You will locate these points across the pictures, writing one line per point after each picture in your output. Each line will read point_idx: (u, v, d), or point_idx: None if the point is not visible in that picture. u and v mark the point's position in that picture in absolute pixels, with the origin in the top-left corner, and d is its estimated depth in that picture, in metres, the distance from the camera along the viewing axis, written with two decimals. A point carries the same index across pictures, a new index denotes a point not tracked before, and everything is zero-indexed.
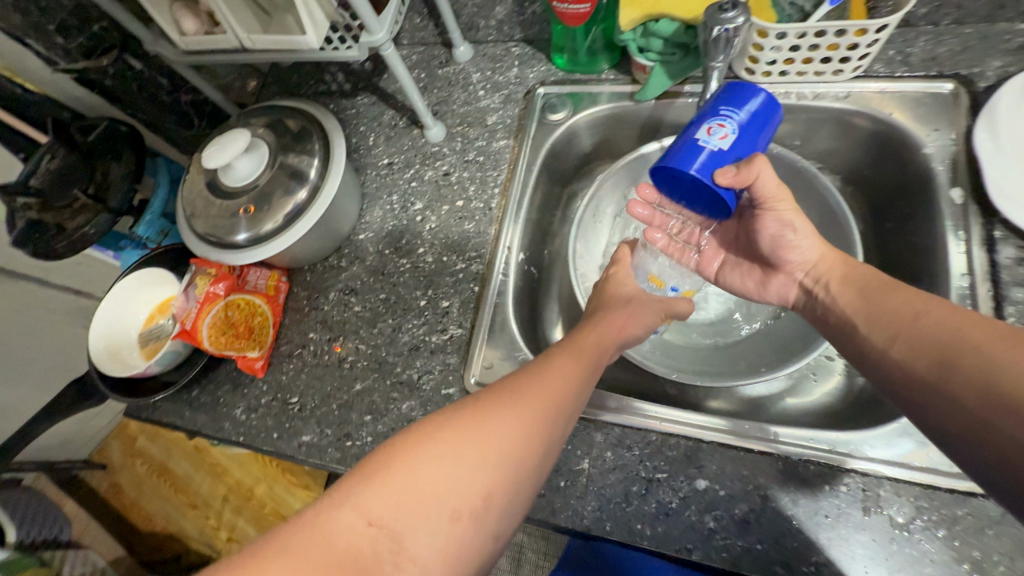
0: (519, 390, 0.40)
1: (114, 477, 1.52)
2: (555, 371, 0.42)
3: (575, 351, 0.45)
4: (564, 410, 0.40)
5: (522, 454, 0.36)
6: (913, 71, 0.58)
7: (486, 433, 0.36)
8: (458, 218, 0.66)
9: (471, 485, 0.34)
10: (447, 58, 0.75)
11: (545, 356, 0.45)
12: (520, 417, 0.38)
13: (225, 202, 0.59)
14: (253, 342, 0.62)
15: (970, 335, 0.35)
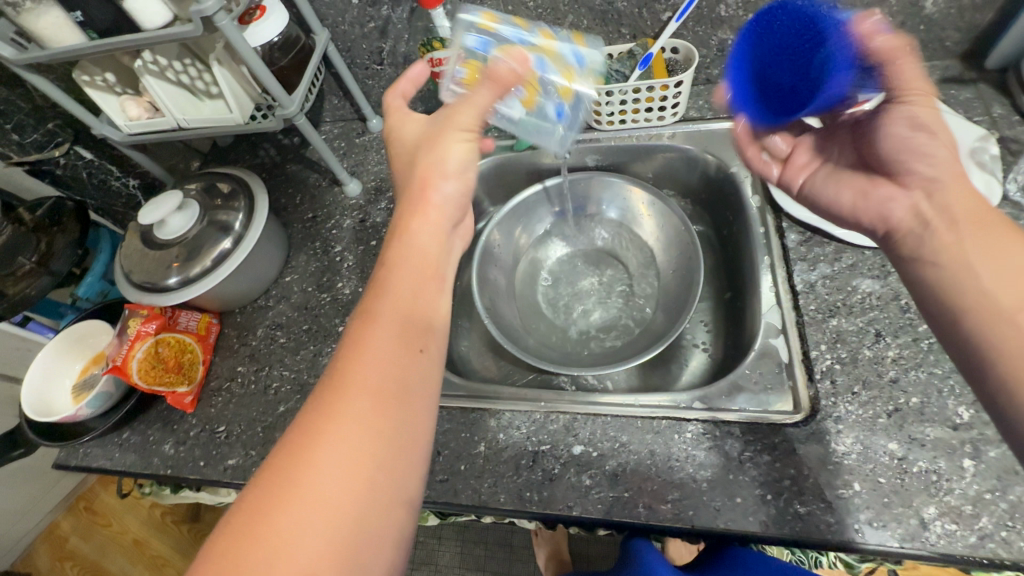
0: (346, 400, 0.37)
1: None
2: (378, 351, 0.40)
3: (395, 304, 0.43)
4: (400, 385, 0.39)
5: (374, 448, 0.36)
6: (717, 114, 0.75)
7: (328, 454, 0.35)
8: (373, 254, 0.77)
9: (334, 519, 0.33)
10: (363, 129, 0.90)
11: (357, 335, 0.41)
12: (360, 416, 0.37)
13: (160, 253, 0.67)
14: (182, 378, 0.68)
15: None
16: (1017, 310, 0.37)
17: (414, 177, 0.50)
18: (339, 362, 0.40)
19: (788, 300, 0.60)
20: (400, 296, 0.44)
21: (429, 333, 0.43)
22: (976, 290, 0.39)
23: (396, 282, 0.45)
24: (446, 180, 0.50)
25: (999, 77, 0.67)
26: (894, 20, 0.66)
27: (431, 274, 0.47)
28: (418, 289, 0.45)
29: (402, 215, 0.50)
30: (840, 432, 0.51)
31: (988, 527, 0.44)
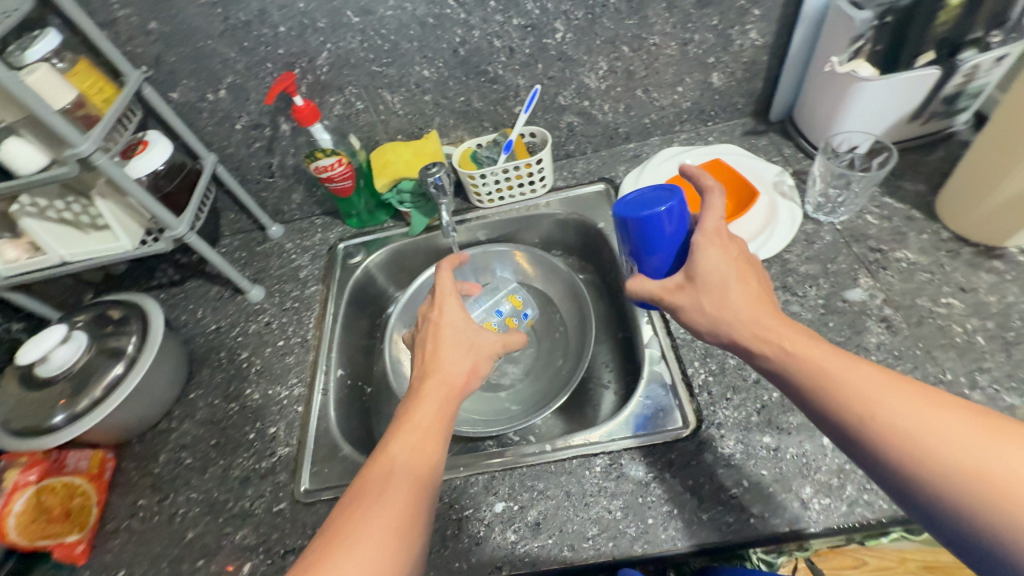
0: (353, 545, 0.40)
1: None
2: (394, 498, 0.43)
3: (409, 445, 0.47)
4: (412, 546, 0.42)
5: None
6: (579, 182, 0.87)
7: (341, 575, 0.38)
8: (281, 355, 0.77)
9: None
10: (263, 237, 0.93)
11: (392, 458, 0.47)
12: (376, 539, 0.41)
13: (43, 392, 0.64)
14: (71, 525, 0.63)
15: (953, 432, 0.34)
16: (906, 408, 0.37)
17: (441, 327, 0.58)
18: (362, 486, 0.44)
19: (662, 329, 0.67)
20: (418, 440, 0.48)
21: (436, 484, 0.46)
22: (850, 376, 0.39)
23: (419, 412, 0.50)
24: (468, 330, 0.59)
25: (782, 126, 0.85)
26: (694, 94, 0.82)
27: (446, 420, 0.51)
28: (434, 426, 0.50)
29: (422, 362, 0.56)
30: (722, 436, 0.57)
31: (853, 494, 0.51)
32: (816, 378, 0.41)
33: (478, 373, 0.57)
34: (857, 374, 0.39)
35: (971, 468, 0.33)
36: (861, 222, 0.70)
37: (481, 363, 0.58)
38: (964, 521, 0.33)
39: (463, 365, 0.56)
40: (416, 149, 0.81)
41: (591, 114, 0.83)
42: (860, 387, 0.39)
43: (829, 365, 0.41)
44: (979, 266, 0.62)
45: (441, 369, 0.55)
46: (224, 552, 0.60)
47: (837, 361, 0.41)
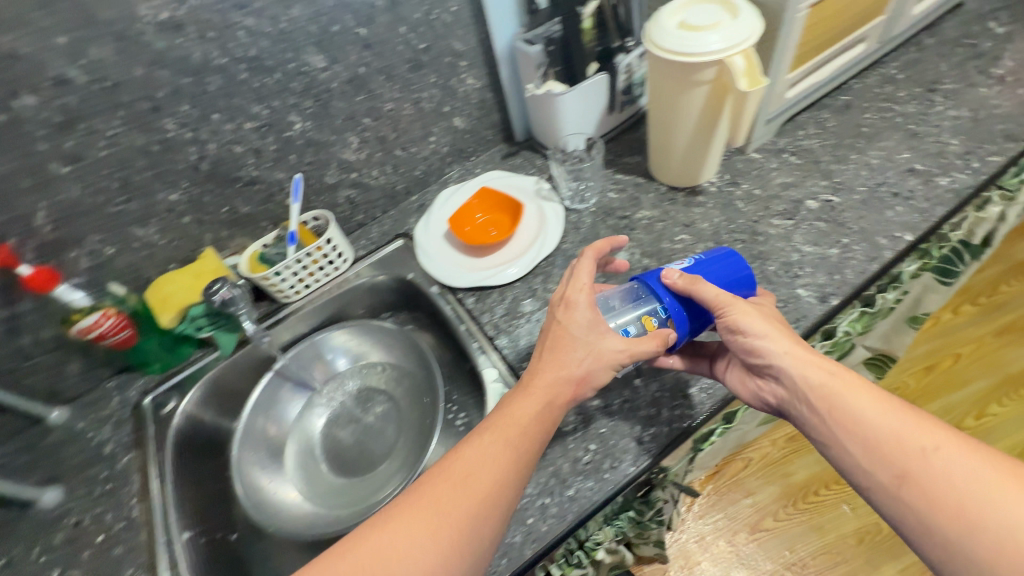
0: (409, 518, 0.47)
1: None
2: (458, 490, 0.49)
3: (489, 448, 0.51)
4: (463, 546, 0.46)
5: (442, 545, 0.46)
6: (377, 244, 0.91)
7: (403, 540, 0.46)
8: (105, 550, 0.66)
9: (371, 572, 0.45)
10: (43, 429, 0.79)
11: (484, 443, 0.51)
12: (439, 518, 0.47)
13: None
14: None
15: (985, 486, 0.41)
16: (948, 458, 0.43)
17: (565, 326, 0.58)
18: (451, 466, 0.50)
19: (489, 346, 0.73)
20: (497, 451, 0.51)
21: (512, 492, 0.50)
22: (906, 427, 0.46)
23: (517, 411, 0.53)
24: (579, 331, 0.57)
25: (529, 143, 1.00)
26: (447, 139, 0.93)
27: (528, 453, 0.51)
28: (529, 438, 0.52)
29: (542, 359, 0.57)
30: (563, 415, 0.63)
31: (667, 415, 0.61)
32: (853, 430, 0.48)
33: (580, 392, 0.55)
34: (906, 434, 0.45)
35: (993, 518, 0.40)
36: (607, 200, 0.85)
37: (591, 370, 0.55)
38: (973, 560, 0.40)
39: (563, 380, 0.55)
40: (196, 271, 0.77)
41: (364, 183, 0.88)
42: (900, 444, 0.45)
43: (871, 422, 0.47)
44: (690, 204, 0.80)
45: (548, 378, 0.55)
46: None
47: (877, 414, 0.47)
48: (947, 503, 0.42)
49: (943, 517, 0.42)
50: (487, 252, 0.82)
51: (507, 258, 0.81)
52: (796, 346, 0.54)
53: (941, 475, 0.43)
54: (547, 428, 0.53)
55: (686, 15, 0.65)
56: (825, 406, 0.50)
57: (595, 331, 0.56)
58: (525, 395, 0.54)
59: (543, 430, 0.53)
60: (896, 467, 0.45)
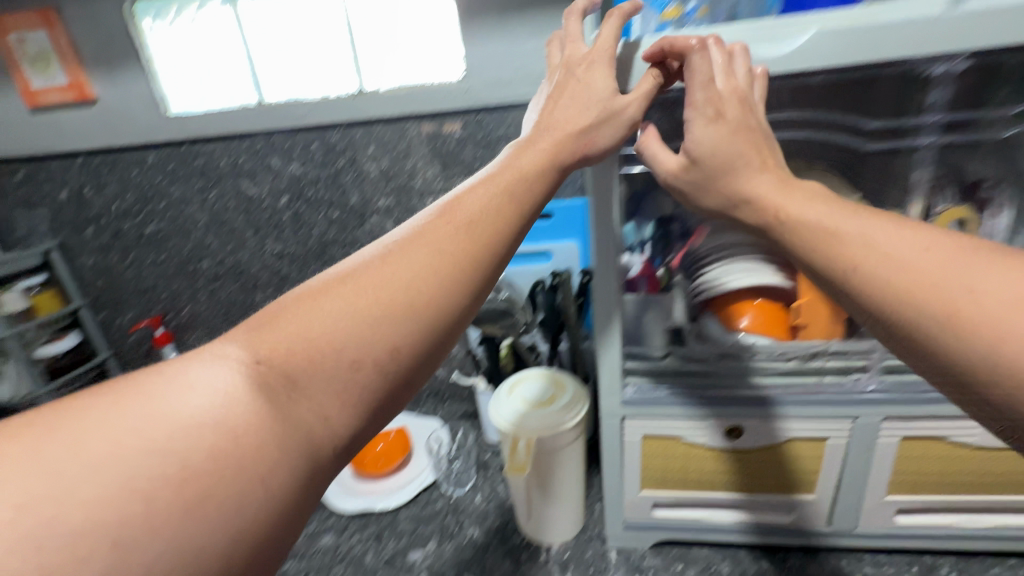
0: (327, 308, 0.36)
1: None
2: (394, 292, 0.37)
3: (364, 306, 0.36)
4: (418, 319, 0.37)
5: (395, 322, 0.36)
6: None
7: (340, 313, 0.36)
8: None
9: (237, 382, 0.32)
10: None
11: (429, 231, 0.42)
12: (369, 316, 0.36)
13: None
14: None
15: (1013, 306, 0.31)
16: (971, 275, 0.33)
17: (458, 212, 0.44)
18: (373, 269, 0.39)
19: None
20: (366, 313, 0.36)
21: (484, 270, 0.42)
22: (908, 253, 0.37)
23: (484, 188, 0.47)
24: (495, 221, 0.44)
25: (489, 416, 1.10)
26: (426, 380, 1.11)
27: (429, 302, 0.38)
28: (492, 200, 0.46)
29: (421, 227, 0.42)
30: None
31: None
32: (841, 268, 0.39)
33: (479, 278, 0.42)
34: (920, 267, 0.36)
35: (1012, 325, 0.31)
36: (470, 503, 0.87)
37: (595, 140, 0.52)
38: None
39: (460, 248, 0.41)
40: None
41: None
42: (903, 267, 0.36)
43: (880, 241, 0.39)
44: (509, 554, 0.77)
45: (452, 245, 0.41)
46: None
47: (901, 239, 0.38)
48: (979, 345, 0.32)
49: (964, 337, 0.32)
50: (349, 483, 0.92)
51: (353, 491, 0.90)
52: (829, 211, 0.43)
53: (959, 311, 0.33)
54: (463, 270, 0.40)
55: (532, 381, 0.76)
56: (868, 257, 0.38)
57: (480, 222, 0.44)
58: (394, 258, 0.39)
59: (484, 228, 0.43)
60: (880, 285, 0.37)
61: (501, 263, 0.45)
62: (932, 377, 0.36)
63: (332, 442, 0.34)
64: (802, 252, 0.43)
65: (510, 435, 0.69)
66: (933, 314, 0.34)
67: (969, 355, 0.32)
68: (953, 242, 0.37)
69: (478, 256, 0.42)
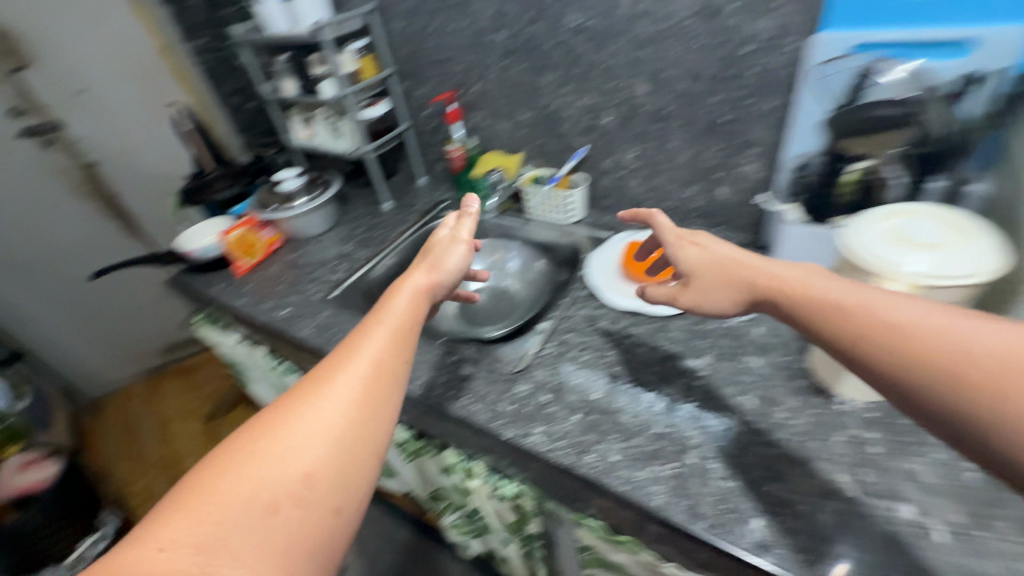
0: (250, 457, 0.45)
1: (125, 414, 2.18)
2: (322, 430, 0.47)
3: (312, 432, 0.47)
4: (340, 443, 0.47)
5: (347, 438, 0.48)
6: (598, 225, 1.16)
7: (309, 430, 0.47)
8: (373, 237, 1.27)
9: (305, 460, 0.45)
10: (414, 181, 1.47)
11: (349, 349, 0.55)
12: (319, 440, 0.46)
13: (274, 195, 1.26)
14: (246, 256, 1.21)
15: (999, 359, 0.37)
16: (975, 337, 0.39)
17: (383, 313, 0.63)
18: (324, 365, 0.52)
19: (557, 320, 0.93)
20: (308, 440, 0.46)
21: (385, 414, 0.51)
22: (925, 326, 0.41)
23: (703, 282, 0.63)
24: (408, 336, 0.58)
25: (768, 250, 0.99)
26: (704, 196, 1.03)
27: (344, 423, 0.48)
28: (373, 412, 0.50)
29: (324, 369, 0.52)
30: (525, 381, 0.82)
31: (559, 445, 0.71)
32: (918, 360, 0.40)
33: (390, 397, 0.52)
34: (974, 339, 0.39)
35: (1013, 374, 0.36)
36: (752, 328, 0.83)
37: (786, 271, 0.54)
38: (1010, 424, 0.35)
39: (373, 376, 0.52)
40: (506, 159, 1.23)
41: (624, 182, 1.11)
42: (928, 353, 0.40)
43: (800, 285, 0.52)
44: (795, 389, 0.73)
45: (365, 361, 0.54)
46: (284, 303, 1.09)
47: (970, 324, 0.40)
48: (1021, 398, 0.35)
49: (983, 397, 0.36)
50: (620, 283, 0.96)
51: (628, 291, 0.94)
52: (872, 292, 0.46)
53: (963, 364, 0.38)
54: (371, 408, 0.50)
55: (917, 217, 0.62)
56: (849, 354, 0.45)
57: (374, 368, 0.53)
58: (349, 351, 0.54)
59: (383, 386, 0.52)
60: (901, 367, 0.41)
61: (398, 396, 0.53)
62: (965, 447, 0.38)
63: (299, 505, 0.43)
64: (831, 334, 0.47)
65: (873, 284, 0.59)
66: (883, 364, 0.42)
67: (1014, 407, 0.35)
68: (993, 315, 0.40)
69: (378, 408, 0.51)
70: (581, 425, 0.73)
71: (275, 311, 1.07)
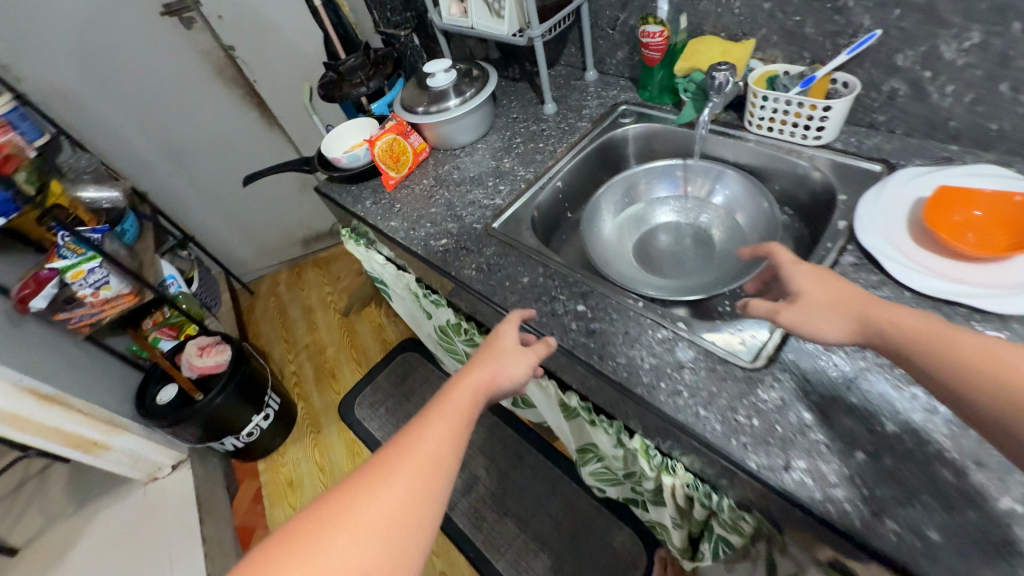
0: (314, 540, 0.44)
1: (273, 298, 2.36)
2: (385, 512, 0.47)
3: (344, 488, 0.48)
4: (398, 529, 0.46)
5: (406, 523, 0.47)
6: (860, 152, 0.81)
7: (370, 509, 0.46)
8: (535, 152, 1.05)
9: (343, 566, 0.43)
10: (581, 76, 1.17)
11: (430, 416, 0.56)
12: (384, 522, 0.46)
13: (423, 93, 1.06)
14: (394, 168, 1.06)
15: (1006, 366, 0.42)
16: (983, 346, 0.44)
17: (481, 384, 0.61)
18: (404, 436, 0.53)
19: None
20: (369, 528, 0.45)
21: (449, 483, 0.51)
22: (954, 335, 0.45)
23: (811, 287, 0.56)
24: (470, 414, 0.57)
25: None
26: None
27: (402, 511, 0.47)
28: (439, 466, 0.51)
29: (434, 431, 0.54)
30: (769, 384, 0.60)
31: (836, 496, 0.51)
32: (916, 363, 0.47)
33: (449, 471, 0.52)
34: (960, 339, 0.45)
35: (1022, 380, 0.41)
36: None
37: (835, 292, 0.54)
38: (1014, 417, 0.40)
39: (434, 455, 0.52)
40: (728, 47, 0.88)
41: (926, 89, 0.74)
42: (950, 352, 0.45)
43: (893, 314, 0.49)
44: None
45: (435, 433, 0.54)
46: (441, 232, 0.95)
47: (964, 331, 0.45)
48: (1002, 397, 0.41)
49: (990, 402, 0.42)
50: (899, 245, 0.67)
51: (932, 263, 0.64)
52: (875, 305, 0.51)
53: (990, 372, 0.42)
54: (427, 493, 0.49)
55: None
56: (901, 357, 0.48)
57: (435, 441, 0.53)
58: (423, 419, 0.55)
59: (444, 459, 0.52)
60: (961, 368, 0.44)
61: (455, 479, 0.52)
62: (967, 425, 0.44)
63: None
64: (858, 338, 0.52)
65: None
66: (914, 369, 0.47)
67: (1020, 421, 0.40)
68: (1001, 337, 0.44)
69: (441, 485, 0.50)
70: (870, 471, 0.52)
71: (431, 242, 0.94)
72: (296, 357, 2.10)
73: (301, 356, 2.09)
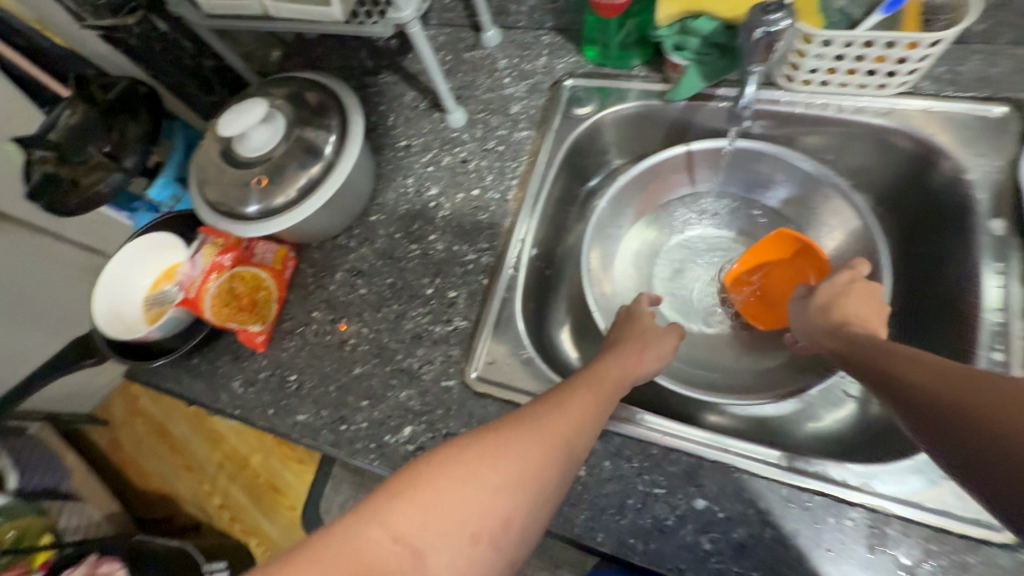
0: (454, 487, 0.34)
1: (114, 434, 1.54)
2: (521, 473, 0.36)
3: (483, 436, 0.37)
4: (538, 490, 0.37)
5: (546, 482, 0.38)
6: (963, 90, 0.55)
7: (510, 453, 0.37)
8: (472, 207, 0.65)
9: (491, 508, 0.34)
10: (474, 41, 0.73)
11: (565, 387, 0.45)
12: (531, 460, 0.37)
13: (239, 172, 0.57)
14: (255, 317, 0.61)
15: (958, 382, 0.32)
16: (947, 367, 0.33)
17: (619, 377, 0.49)
18: (541, 404, 0.42)
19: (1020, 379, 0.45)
20: (504, 500, 0.35)
21: (581, 452, 0.42)
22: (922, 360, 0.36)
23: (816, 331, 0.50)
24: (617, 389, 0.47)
25: None
26: None
27: (547, 466, 0.38)
28: (579, 432, 0.42)
29: (578, 393, 0.44)
30: None
31: None
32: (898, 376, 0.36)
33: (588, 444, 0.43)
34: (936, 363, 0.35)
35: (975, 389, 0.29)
36: None
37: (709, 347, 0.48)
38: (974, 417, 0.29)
39: (575, 423, 0.42)
40: None
41: None
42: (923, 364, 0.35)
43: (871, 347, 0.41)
44: None
45: (577, 404, 0.43)
46: (396, 413, 0.56)
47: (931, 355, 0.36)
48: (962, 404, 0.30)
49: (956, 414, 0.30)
50: None
51: None
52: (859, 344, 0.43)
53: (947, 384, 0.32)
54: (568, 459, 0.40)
55: None
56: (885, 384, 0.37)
57: (576, 411, 0.43)
58: (563, 392, 0.44)
59: (582, 430, 0.42)
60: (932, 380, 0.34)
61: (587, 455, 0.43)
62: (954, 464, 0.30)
63: (484, 547, 0.33)
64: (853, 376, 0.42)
65: None
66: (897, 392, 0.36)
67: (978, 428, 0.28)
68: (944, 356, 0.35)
69: (580, 446, 0.41)
70: None
71: (388, 440, 0.55)
72: (218, 488, 1.44)
73: (223, 484, 1.43)
